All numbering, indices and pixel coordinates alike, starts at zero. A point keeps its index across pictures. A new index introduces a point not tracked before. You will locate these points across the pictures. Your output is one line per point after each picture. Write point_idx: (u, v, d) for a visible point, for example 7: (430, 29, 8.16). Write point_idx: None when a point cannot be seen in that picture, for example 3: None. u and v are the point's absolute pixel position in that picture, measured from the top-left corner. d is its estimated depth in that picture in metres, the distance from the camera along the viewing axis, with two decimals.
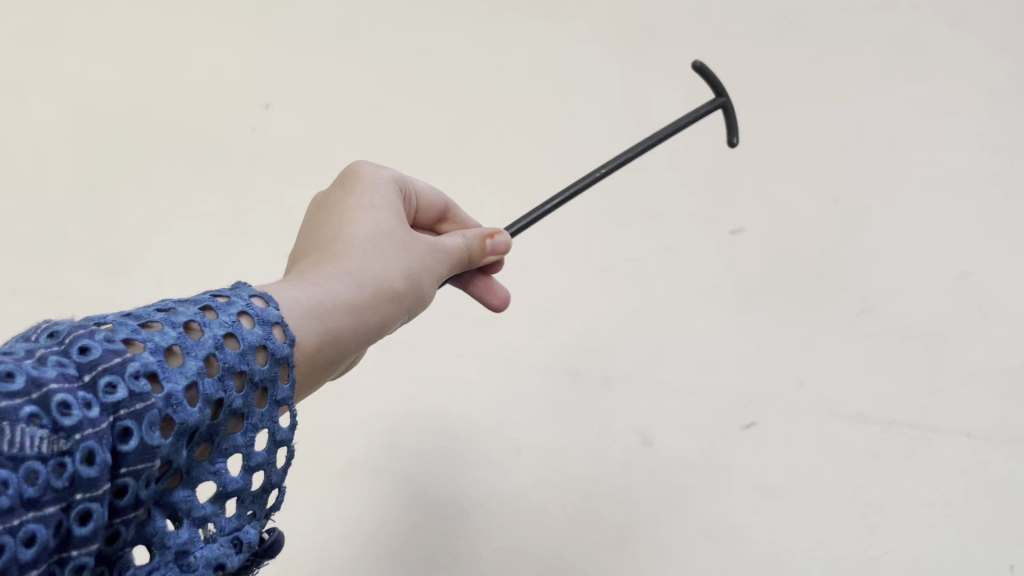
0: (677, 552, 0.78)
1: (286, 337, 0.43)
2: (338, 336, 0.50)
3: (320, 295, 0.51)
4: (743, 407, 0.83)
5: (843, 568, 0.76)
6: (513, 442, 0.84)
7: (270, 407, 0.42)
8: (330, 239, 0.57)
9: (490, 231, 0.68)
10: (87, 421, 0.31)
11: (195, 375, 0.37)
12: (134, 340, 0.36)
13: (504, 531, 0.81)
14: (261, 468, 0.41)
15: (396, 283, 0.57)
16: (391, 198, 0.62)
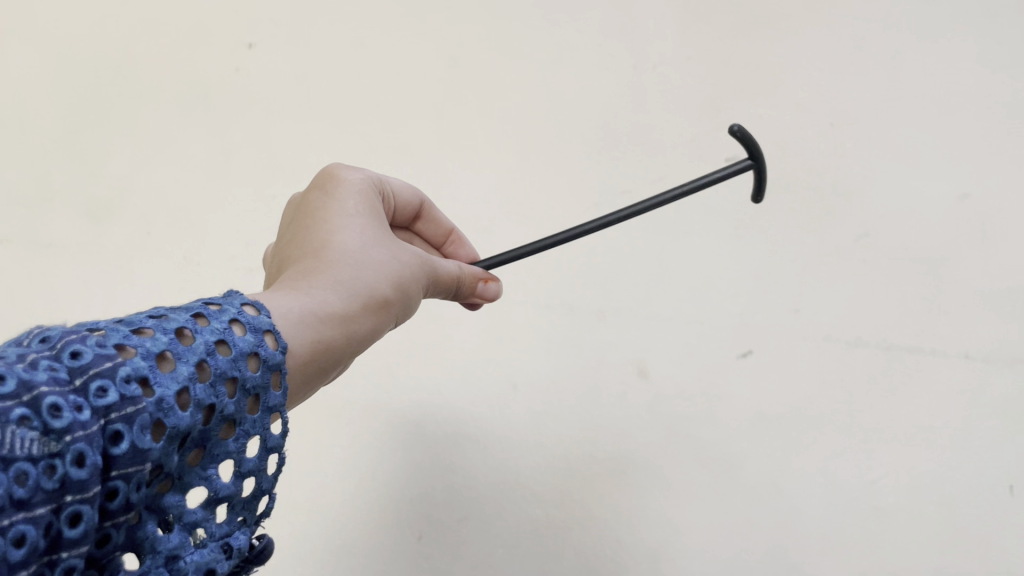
0: (674, 480, 0.78)
1: (278, 344, 0.44)
2: (330, 345, 0.50)
3: (313, 305, 0.50)
4: (739, 335, 0.82)
5: (843, 491, 0.76)
6: (508, 377, 0.84)
7: (262, 413, 0.43)
8: (316, 249, 0.56)
9: (483, 274, 0.69)
10: (78, 423, 0.32)
11: (186, 380, 0.38)
12: (126, 345, 0.36)
13: (501, 464, 0.81)
14: (251, 475, 0.42)
15: (388, 289, 0.57)
16: (370, 209, 0.61)
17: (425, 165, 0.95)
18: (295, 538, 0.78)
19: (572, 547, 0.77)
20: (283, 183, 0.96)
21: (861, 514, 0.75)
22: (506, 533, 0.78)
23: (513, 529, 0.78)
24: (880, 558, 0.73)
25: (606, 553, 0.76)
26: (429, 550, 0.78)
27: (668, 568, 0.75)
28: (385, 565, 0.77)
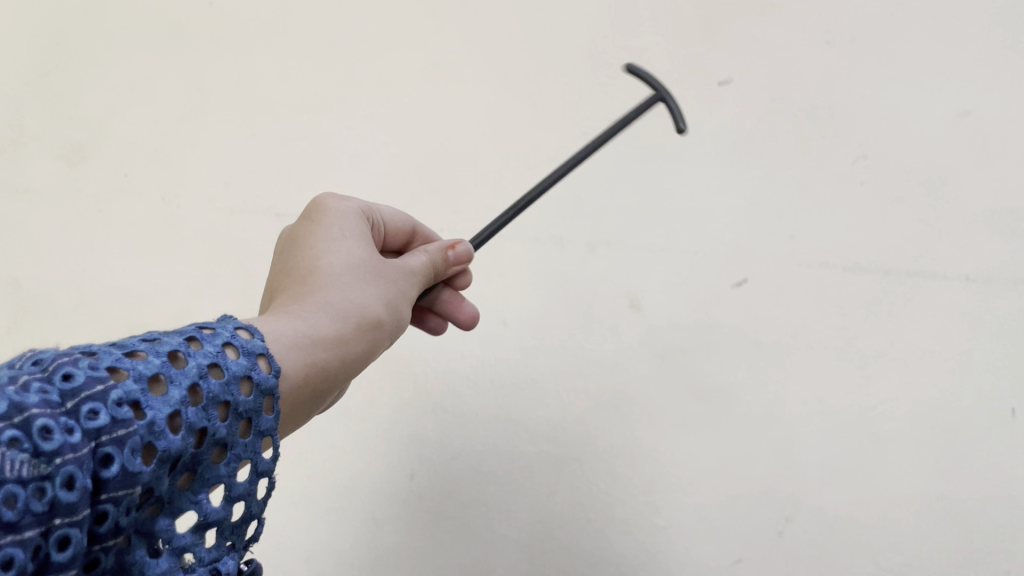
0: (667, 413, 0.76)
1: (271, 368, 0.42)
2: (324, 370, 0.48)
3: (305, 329, 0.48)
4: (733, 263, 0.80)
5: (840, 421, 0.74)
6: (497, 313, 0.82)
7: (254, 437, 0.40)
8: (305, 273, 0.54)
9: (449, 241, 0.64)
10: (68, 445, 0.30)
11: (178, 404, 0.35)
12: (119, 367, 0.34)
13: (492, 401, 0.79)
14: (241, 499, 0.39)
15: (381, 310, 0.55)
16: (358, 227, 0.59)
17: (408, 98, 0.92)
18: (285, 480, 0.77)
19: (565, 481, 0.76)
20: (263, 120, 0.94)
21: (858, 440, 0.73)
22: (498, 469, 0.77)
23: (505, 464, 0.77)
24: (879, 483, 0.72)
25: (598, 484, 0.75)
26: (420, 488, 0.77)
27: (661, 501, 0.74)
28: (376, 504, 0.76)
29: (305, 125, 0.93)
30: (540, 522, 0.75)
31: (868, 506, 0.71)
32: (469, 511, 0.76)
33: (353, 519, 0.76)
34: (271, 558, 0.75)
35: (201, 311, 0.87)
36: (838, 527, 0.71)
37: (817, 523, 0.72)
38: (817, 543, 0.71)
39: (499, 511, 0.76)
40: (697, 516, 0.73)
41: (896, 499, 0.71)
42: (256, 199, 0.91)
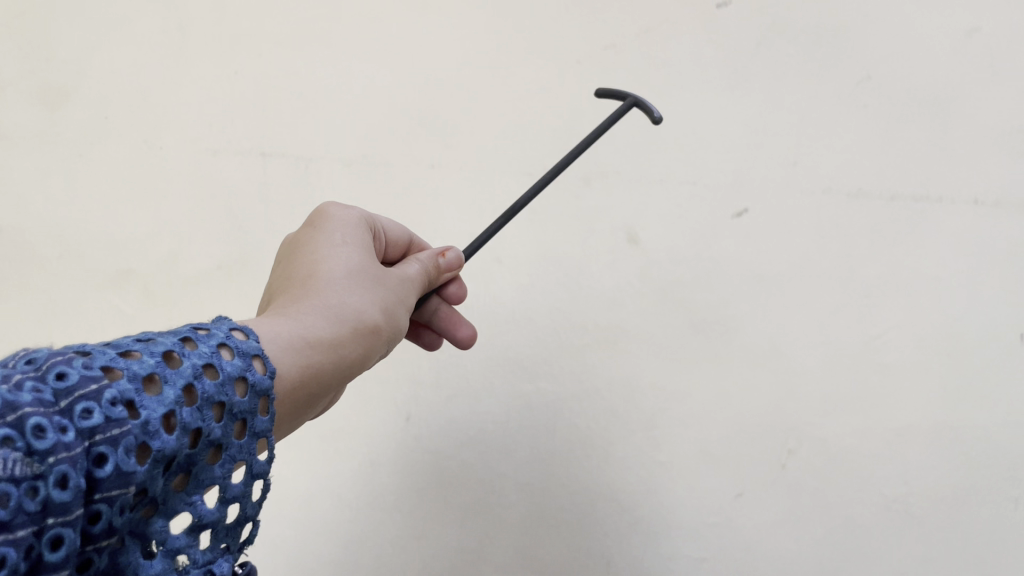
0: (668, 347, 0.75)
1: (267, 369, 0.41)
2: (318, 373, 0.47)
3: (301, 330, 0.47)
4: (734, 192, 0.77)
5: (842, 351, 0.72)
6: (492, 250, 0.80)
7: (248, 439, 0.40)
8: (303, 276, 0.52)
9: (441, 248, 0.63)
10: (61, 444, 0.29)
11: (173, 404, 0.35)
12: (114, 367, 0.33)
13: (489, 339, 0.78)
14: (237, 500, 0.38)
15: (380, 316, 0.53)
16: (359, 234, 0.57)
17: (395, 29, 0.88)
18: None
19: (563, 419, 0.75)
20: (246, 57, 0.90)
21: (862, 369, 0.71)
22: (493, 409, 0.76)
23: (502, 404, 0.76)
24: (882, 413, 0.70)
25: (597, 421, 0.74)
26: (418, 429, 0.76)
27: (662, 436, 0.73)
28: (374, 446, 0.76)
29: (289, 60, 0.90)
30: (538, 462, 0.74)
31: (871, 436, 0.70)
32: (467, 452, 0.75)
33: (351, 462, 0.75)
34: (269, 500, 0.74)
35: (189, 254, 0.86)
36: (842, 458, 0.70)
37: (820, 453, 0.70)
38: (820, 474, 0.70)
39: (495, 452, 0.75)
40: (696, 450, 0.72)
41: (901, 429, 0.70)
42: (241, 139, 0.88)
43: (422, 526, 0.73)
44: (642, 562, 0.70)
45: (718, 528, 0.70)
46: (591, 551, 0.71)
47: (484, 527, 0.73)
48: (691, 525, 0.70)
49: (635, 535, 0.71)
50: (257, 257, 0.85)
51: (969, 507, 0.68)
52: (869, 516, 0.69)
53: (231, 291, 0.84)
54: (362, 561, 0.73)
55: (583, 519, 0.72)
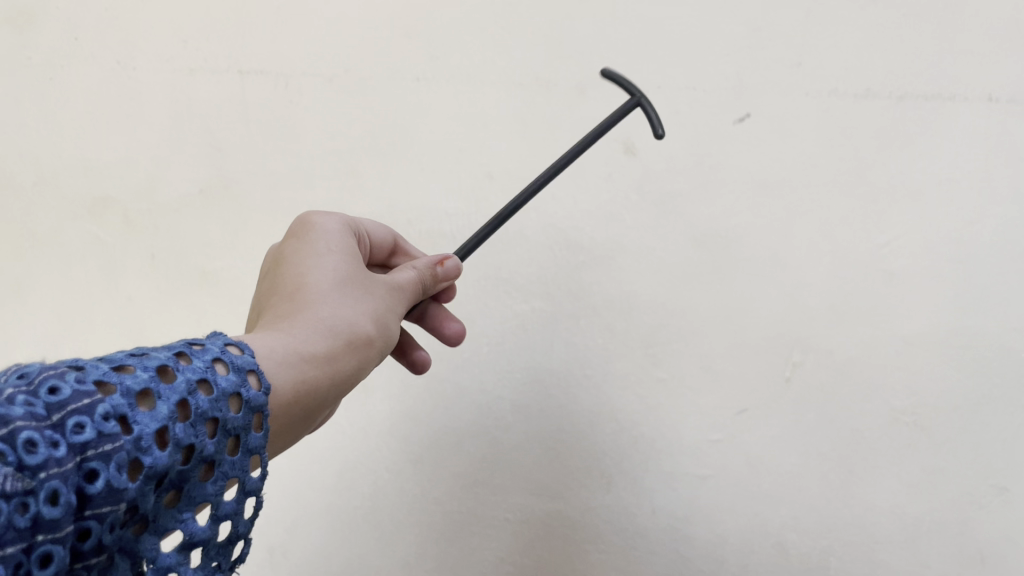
0: (668, 261, 0.72)
1: (262, 384, 0.40)
2: (313, 389, 0.45)
3: (293, 346, 0.45)
4: (735, 96, 0.73)
5: (849, 260, 0.69)
6: (483, 167, 0.77)
7: (242, 455, 0.39)
8: (293, 286, 0.50)
9: (438, 255, 0.59)
10: (53, 459, 0.29)
11: (167, 419, 0.34)
12: (107, 382, 0.33)
13: (484, 261, 0.75)
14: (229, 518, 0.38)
15: (376, 326, 0.51)
16: (346, 237, 0.55)
17: None
18: None
19: (561, 338, 0.73)
20: None
21: (871, 278, 0.68)
22: (489, 330, 0.74)
23: (497, 325, 0.74)
24: (892, 321, 0.67)
25: (595, 341, 0.72)
26: None
27: (663, 352, 0.71)
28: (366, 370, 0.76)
29: None
30: (535, 382, 0.73)
31: (879, 346, 0.67)
32: (462, 376, 0.74)
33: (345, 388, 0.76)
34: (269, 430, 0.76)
35: (168, 180, 0.84)
36: (849, 371, 0.67)
37: (827, 365, 0.68)
38: (825, 388, 0.67)
39: (492, 372, 0.74)
40: (698, 365, 0.70)
41: (912, 338, 0.67)
42: (217, 58, 0.84)
43: (419, 450, 0.74)
44: (642, 480, 0.70)
45: (721, 445, 0.68)
46: (589, 471, 0.70)
47: (480, 450, 0.73)
48: (692, 443, 0.69)
49: (635, 454, 0.70)
50: (238, 181, 0.82)
51: (980, 417, 0.65)
52: (877, 427, 0.66)
53: (214, 217, 0.82)
54: (359, 485, 0.74)
55: (581, 439, 0.71)
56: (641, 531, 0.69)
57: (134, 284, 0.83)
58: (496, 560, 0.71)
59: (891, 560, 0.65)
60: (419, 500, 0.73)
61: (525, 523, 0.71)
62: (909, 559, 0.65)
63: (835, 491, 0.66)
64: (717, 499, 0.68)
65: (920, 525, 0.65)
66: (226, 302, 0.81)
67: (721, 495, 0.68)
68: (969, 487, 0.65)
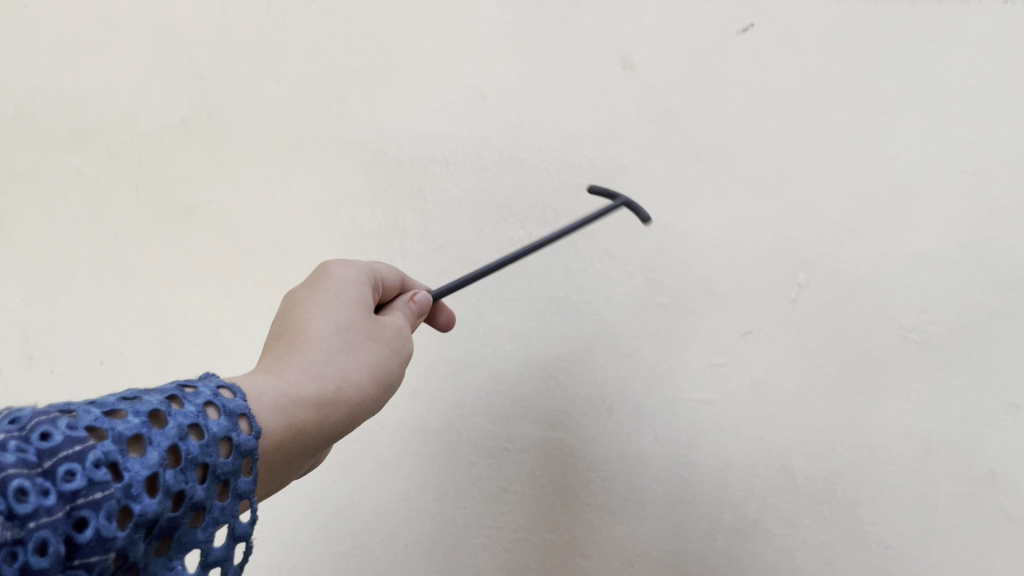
0: (669, 182, 0.69)
1: (253, 428, 0.42)
2: (301, 432, 0.46)
3: (285, 388, 0.47)
4: (738, 3, 0.67)
5: (858, 177, 0.65)
6: (475, 87, 0.73)
7: (231, 500, 0.41)
8: (294, 333, 0.52)
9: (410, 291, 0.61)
10: (43, 508, 0.31)
11: (158, 465, 0.36)
12: (98, 428, 0.35)
13: (479, 187, 0.73)
14: (217, 564, 0.40)
15: (367, 380, 0.52)
16: (356, 281, 0.57)
17: None
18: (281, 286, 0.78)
19: (560, 264, 0.71)
20: None
21: (881, 192, 0.64)
22: (486, 258, 0.72)
23: (494, 252, 0.72)
24: (902, 236, 0.64)
25: (596, 267, 0.70)
26: None
27: (664, 276, 0.68)
28: None
29: None
30: (534, 311, 0.71)
31: (887, 265, 0.64)
32: (458, 305, 0.73)
33: None
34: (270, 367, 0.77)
35: (147, 109, 0.81)
36: (857, 291, 0.64)
37: (834, 285, 0.65)
38: (833, 308, 0.65)
39: (489, 301, 0.72)
40: (701, 287, 0.67)
41: (923, 255, 0.63)
42: None
43: (417, 382, 0.74)
44: (644, 406, 0.68)
45: (724, 368, 0.67)
46: (590, 398, 0.70)
47: (478, 380, 0.73)
48: (695, 367, 0.67)
49: (637, 381, 0.69)
50: (221, 109, 0.79)
51: (993, 333, 0.62)
52: (885, 347, 0.64)
53: (198, 148, 0.80)
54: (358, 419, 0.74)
55: (581, 366, 0.70)
56: (643, 457, 0.68)
57: (121, 219, 0.81)
58: (498, 490, 0.72)
59: (898, 481, 0.63)
60: (420, 432, 0.74)
61: (527, 453, 0.71)
62: (917, 480, 0.63)
63: (842, 413, 0.64)
64: (721, 423, 0.67)
65: (928, 445, 0.63)
66: (216, 236, 0.79)
67: (724, 419, 0.67)
68: (980, 405, 0.62)
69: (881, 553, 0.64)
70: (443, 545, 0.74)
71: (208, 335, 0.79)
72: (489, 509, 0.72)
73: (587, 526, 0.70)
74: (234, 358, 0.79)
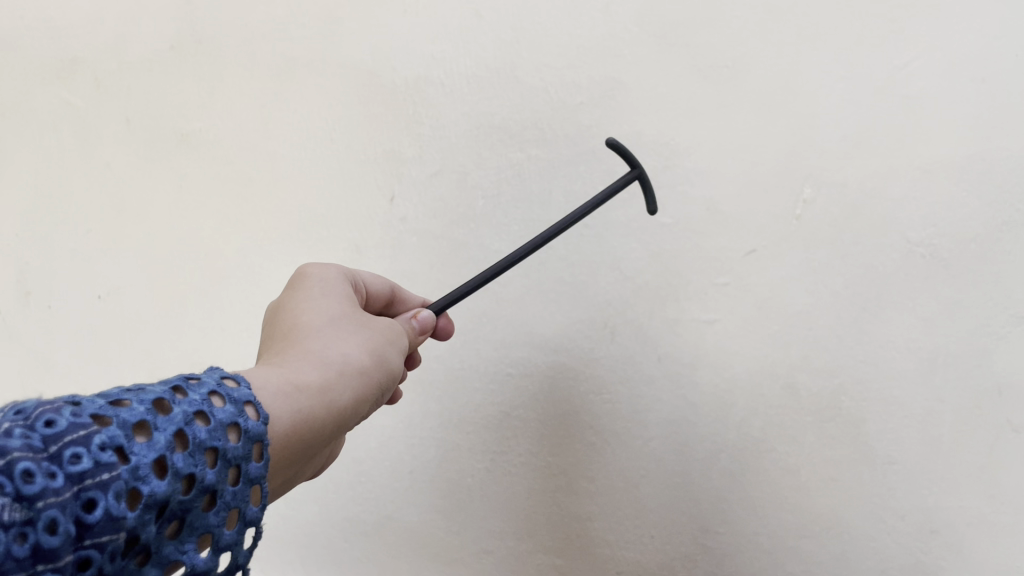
0: (671, 98, 0.66)
1: (260, 414, 0.41)
2: (311, 417, 0.45)
3: (288, 376, 0.45)
4: None
5: (864, 87, 0.63)
6: (469, 4, 0.70)
7: (243, 485, 0.39)
8: (287, 330, 0.51)
9: (412, 310, 0.61)
10: (50, 489, 0.30)
11: (164, 449, 0.35)
12: (103, 415, 0.34)
13: (476, 110, 0.71)
14: (228, 549, 0.38)
15: (370, 363, 0.51)
16: (338, 282, 0.56)
17: None
18: (279, 217, 0.76)
19: (559, 186, 0.69)
20: None
21: (888, 104, 0.62)
22: (484, 183, 0.71)
23: (491, 176, 0.71)
24: (910, 149, 0.62)
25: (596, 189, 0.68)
26: (404, 211, 0.73)
27: (667, 197, 0.67)
28: (358, 231, 0.74)
29: None
30: (533, 236, 0.70)
31: (894, 177, 0.62)
32: (457, 231, 0.72)
33: (336, 253, 0.75)
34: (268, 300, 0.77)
35: (134, 35, 0.79)
36: (863, 205, 0.63)
37: (839, 199, 0.63)
38: (839, 223, 0.63)
39: (489, 227, 0.71)
40: (705, 206, 0.66)
41: (931, 166, 0.62)
42: None
43: None
44: (646, 328, 0.68)
45: (728, 288, 0.66)
46: (592, 322, 0.69)
47: (478, 306, 0.72)
48: (698, 287, 0.66)
49: (639, 303, 0.68)
50: (209, 35, 0.77)
51: (1002, 244, 0.61)
52: (891, 262, 0.63)
53: (188, 76, 0.78)
54: None
55: (582, 290, 0.69)
56: (648, 379, 0.68)
57: (110, 148, 0.80)
58: (501, 414, 0.72)
59: (905, 397, 0.63)
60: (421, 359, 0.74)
61: (528, 378, 0.71)
62: (924, 395, 0.63)
63: (849, 330, 0.64)
64: (723, 343, 0.66)
65: (935, 360, 0.62)
66: (209, 166, 0.78)
67: (728, 338, 0.66)
68: (988, 318, 0.61)
69: (886, 469, 0.64)
70: (447, 470, 0.74)
71: (204, 266, 0.78)
72: (492, 434, 0.72)
73: (591, 449, 0.70)
74: (231, 289, 0.78)
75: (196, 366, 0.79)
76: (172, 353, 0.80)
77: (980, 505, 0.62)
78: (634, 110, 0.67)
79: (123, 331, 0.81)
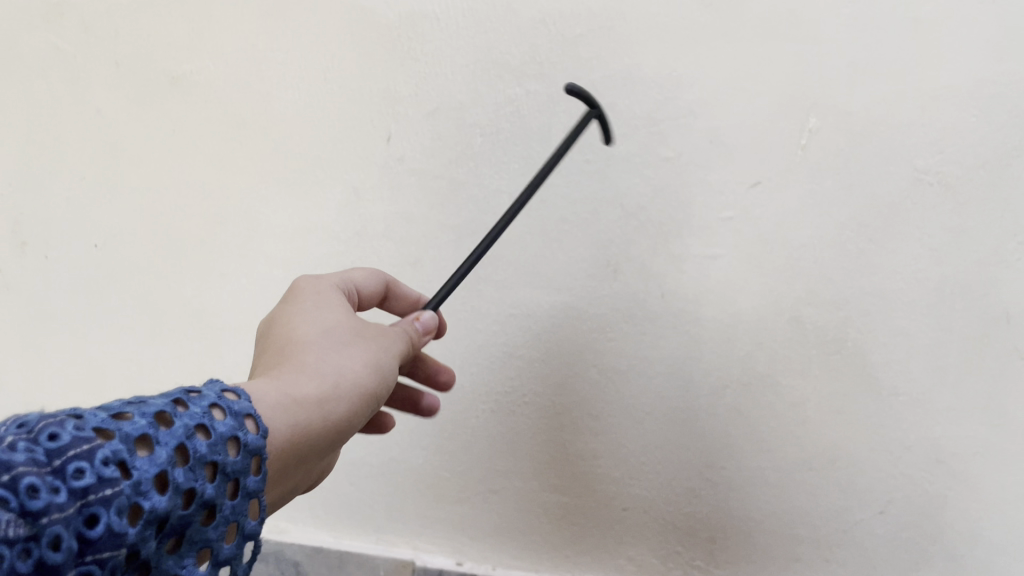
0: (671, 27, 0.64)
1: (259, 428, 0.42)
2: (306, 430, 0.46)
3: (284, 390, 0.46)
4: None
5: (872, 11, 0.60)
6: None
7: (241, 499, 0.40)
8: (283, 341, 0.52)
9: (415, 311, 0.60)
10: (55, 505, 0.30)
11: (166, 464, 0.36)
12: (106, 429, 0.35)
13: (472, 44, 0.69)
14: (226, 563, 0.39)
15: (370, 373, 0.51)
16: (332, 293, 0.57)
17: None
18: (275, 160, 0.75)
19: (560, 122, 0.68)
20: None
21: (897, 29, 0.60)
22: (482, 120, 0.69)
23: (490, 113, 0.69)
24: (919, 74, 0.60)
25: (597, 124, 0.67)
26: (401, 151, 0.72)
27: (670, 130, 0.65)
28: (356, 171, 0.73)
29: None
30: (534, 174, 0.69)
31: (902, 104, 0.61)
32: (456, 171, 0.71)
33: (334, 195, 0.74)
34: (268, 245, 0.76)
35: None
36: (869, 133, 0.62)
37: (847, 128, 0.62)
38: (845, 152, 0.62)
39: (489, 166, 0.70)
40: (708, 137, 0.65)
41: (940, 92, 0.60)
42: None
43: (418, 252, 0.73)
44: (650, 266, 0.67)
45: (734, 222, 0.65)
46: (595, 261, 0.68)
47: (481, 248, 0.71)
48: (702, 222, 0.65)
49: (642, 239, 0.67)
50: None
51: (1012, 170, 0.59)
52: (898, 191, 0.61)
53: (177, 17, 0.76)
54: None
55: (585, 228, 0.68)
56: (651, 316, 0.67)
57: (101, 94, 0.79)
58: (505, 354, 0.71)
59: (911, 328, 0.62)
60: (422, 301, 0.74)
61: (533, 318, 0.70)
62: (931, 325, 0.62)
63: (854, 261, 0.63)
64: (727, 278, 0.65)
65: (943, 290, 0.62)
66: (202, 109, 0.77)
67: (733, 273, 0.65)
68: (996, 246, 0.60)
69: (892, 400, 0.63)
70: (452, 413, 0.74)
71: (201, 212, 0.78)
72: (496, 374, 0.72)
73: (596, 387, 0.69)
74: (229, 235, 0.77)
75: (197, 312, 0.79)
76: (172, 300, 0.79)
77: (987, 434, 0.62)
78: (635, 41, 0.65)
79: (122, 279, 0.80)
